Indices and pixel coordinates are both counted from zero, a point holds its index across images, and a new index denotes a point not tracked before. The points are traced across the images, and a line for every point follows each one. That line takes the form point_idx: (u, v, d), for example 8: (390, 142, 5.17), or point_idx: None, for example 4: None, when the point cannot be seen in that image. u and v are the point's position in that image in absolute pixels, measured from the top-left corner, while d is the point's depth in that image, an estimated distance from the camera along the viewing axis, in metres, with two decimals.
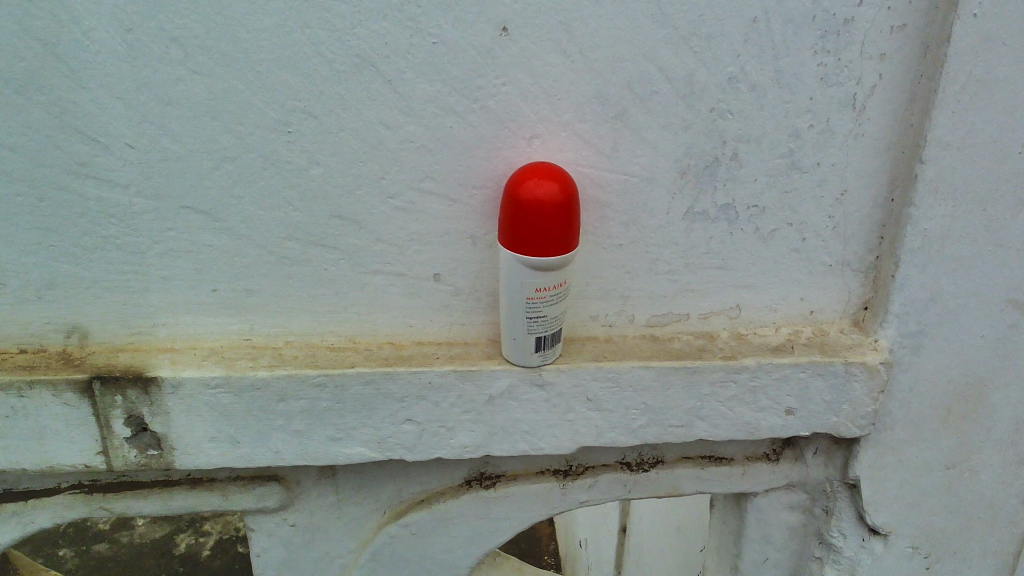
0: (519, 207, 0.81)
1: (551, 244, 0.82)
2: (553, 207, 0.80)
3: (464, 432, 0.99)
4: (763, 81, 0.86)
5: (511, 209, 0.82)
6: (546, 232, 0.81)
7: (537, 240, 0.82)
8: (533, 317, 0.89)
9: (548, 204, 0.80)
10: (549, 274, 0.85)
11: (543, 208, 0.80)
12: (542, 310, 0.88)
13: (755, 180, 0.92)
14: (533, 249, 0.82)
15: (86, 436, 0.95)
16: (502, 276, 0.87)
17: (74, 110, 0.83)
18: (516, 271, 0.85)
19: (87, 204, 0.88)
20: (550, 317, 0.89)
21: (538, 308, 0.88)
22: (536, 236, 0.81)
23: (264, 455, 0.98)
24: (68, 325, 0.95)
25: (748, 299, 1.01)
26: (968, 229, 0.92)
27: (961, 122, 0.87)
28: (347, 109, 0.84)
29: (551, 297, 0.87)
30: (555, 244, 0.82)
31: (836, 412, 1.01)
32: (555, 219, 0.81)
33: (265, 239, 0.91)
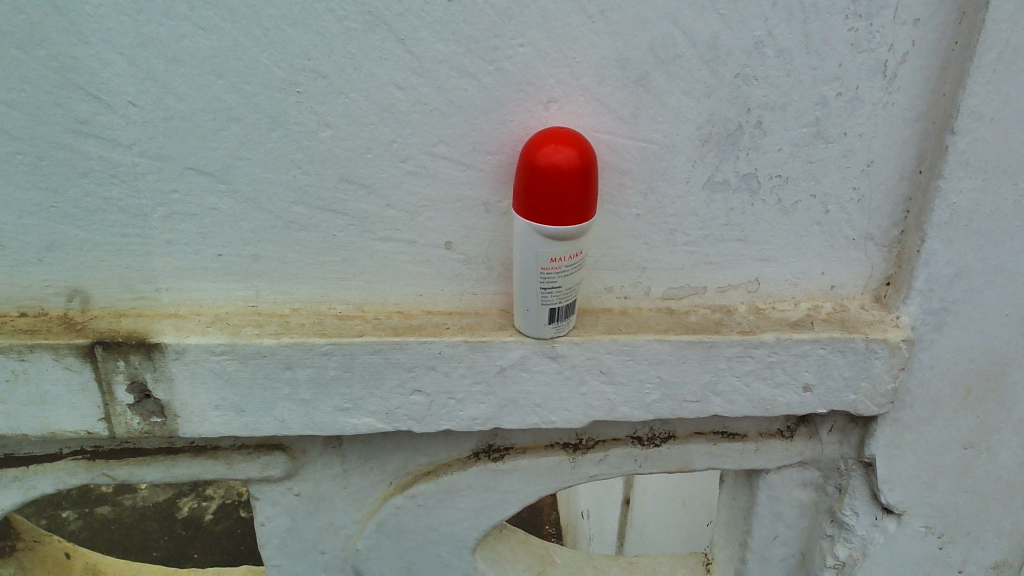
0: (534, 172, 0.78)
1: (567, 212, 0.79)
2: (571, 173, 0.77)
3: (474, 404, 0.97)
4: (791, 46, 0.83)
5: (526, 174, 0.79)
6: (563, 200, 0.78)
7: (553, 208, 0.79)
8: (547, 288, 0.86)
9: (565, 171, 0.77)
10: (565, 243, 0.82)
11: (559, 174, 0.77)
12: (557, 281, 0.85)
13: (779, 150, 0.89)
14: (548, 218, 0.79)
15: (89, 402, 0.93)
16: (517, 244, 0.84)
17: (75, 66, 0.80)
18: (531, 240, 0.82)
19: (89, 163, 0.85)
20: (564, 289, 0.87)
21: (553, 278, 0.85)
22: (552, 204, 0.79)
23: (270, 424, 0.97)
24: (70, 289, 0.93)
25: (768, 273, 0.98)
26: (997, 204, 0.89)
27: (996, 92, 0.84)
28: (359, 69, 0.81)
29: (566, 267, 0.84)
30: (571, 213, 0.79)
31: (855, 390, 0.98)
32: (572, 187, 0.78)
33: (272, 202, 0.89)
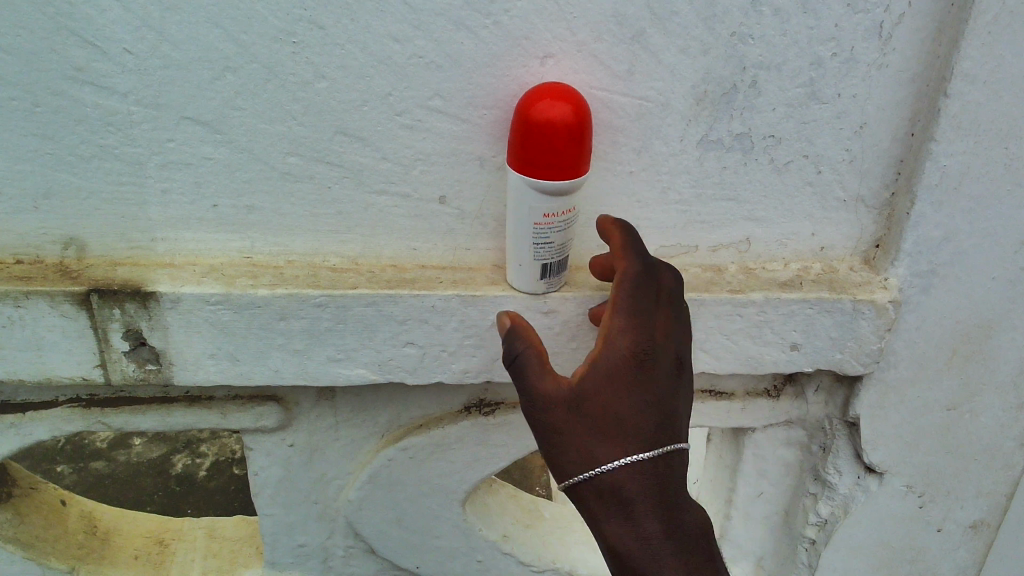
0: (529, 127, 0.78)
1: (561, 168, 0.79)
2: (565, 130, 0.77)
3: (466, 357, 0.98)
4: (788, 6, 0.83)
5: (522, 128, 0.79)
6: (557, 156, 0.78)
7: (547, 163, 0.79)
8: (540, 244, 0.87)
9: (560, 127, 0.77)
10: (560, 199, 0.82)
11: (553, 130, 0.77)
12: (550, 237, 0.86)
13: (773, 110, 0.89)
14: (542, 172, 0.80)
15: (84, 349, 0.94)
16: (511, 199, 0.85)
17: (70, 12, 0.80)
18: (524, 195, 0.83)
19: (85, 111, 0.85)
20: (558, 245, 0.88)
21: (546, 234, 0.86)
22: (545, 158, 0.79)
23: (264, 374, 0.98)
24: (65, 237, 0.94)
25: (759, 233, 0.99)
26: (987, 168, 0.90)
27: (990, 55, 0.84)
28: (355, 21, 0.81)
29: (558, 223, 0.85)
30: (566, 169, 0.79)
31: (841, 349, 1.00)
32: (566, 143, 0.78)
33: (267, 153, 0.89)
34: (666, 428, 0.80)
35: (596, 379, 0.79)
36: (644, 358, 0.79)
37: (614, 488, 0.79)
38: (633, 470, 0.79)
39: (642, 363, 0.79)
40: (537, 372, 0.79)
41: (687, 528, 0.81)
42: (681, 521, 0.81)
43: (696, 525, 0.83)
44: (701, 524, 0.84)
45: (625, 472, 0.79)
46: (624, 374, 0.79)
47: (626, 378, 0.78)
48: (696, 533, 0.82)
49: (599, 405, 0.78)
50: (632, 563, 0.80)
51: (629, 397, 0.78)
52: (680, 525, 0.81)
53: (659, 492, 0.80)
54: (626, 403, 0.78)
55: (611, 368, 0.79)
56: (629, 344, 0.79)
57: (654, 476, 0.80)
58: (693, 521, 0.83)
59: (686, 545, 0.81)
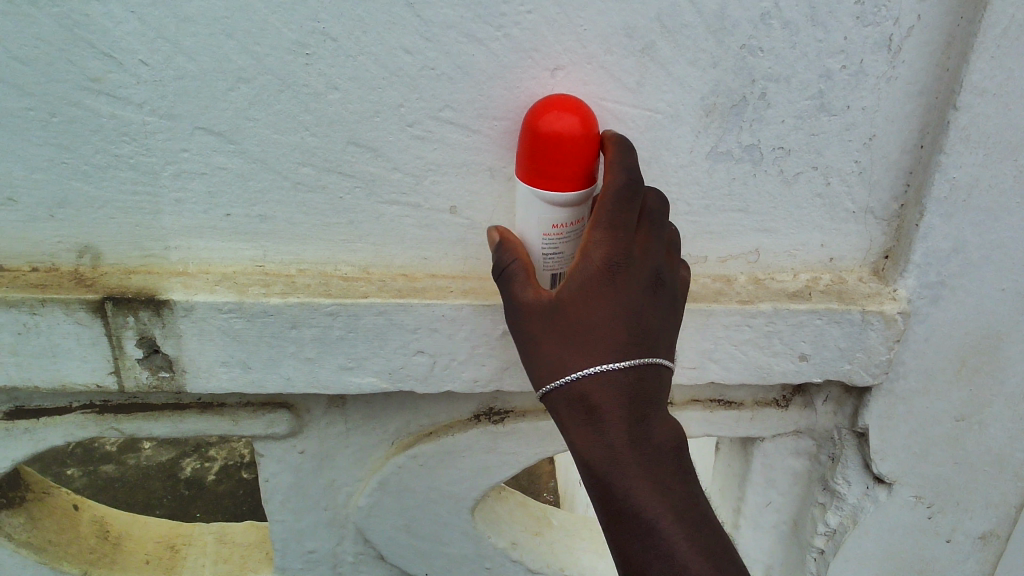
0: (537, 138, 0.79)
1: (568, 178, 0.80)
2: (573, 141, 0.78)
3: (475, 366, 0.99)
4: (797, 18, 0.83)
5: (530, 139, 0.80)
6: (564, 166, 0.79)
7: (554, 173, 0.80)
8: (548, 254, 0.87)
9: (568, 138, 0.78)
10: (568, 209, 0.83)
11: (561, 141, 0.78)
12: (559, 246, 0.86)
13: (782, 122, 0.90)
14: (550, 183, 0.80)
15: (98, 356, 0.95)
16: (521, 209, 0.85)
17: (87, 24, 0.81)
18: (533, 205, 0.83)
19: (101, 121, 0.86)
20: (566, 256, 0.87)
21: (554, 244, 0.86)
22: (554, 168, 0.80)
23: (275, 381, 0.99)
24: (81, 245, 0.95)
25: (768, 244, 0.99)
26: (996, 180, 0.90)
27: (999, 68, 0.84)
28: (367, 33, 0.82)
29: (568, 233, 0.85)
30: (572, 179, 0.80)
31: (850, 360, 1.00)
32: (573, 154, 0.79)
33: (280, 164, 0.90)
34: (641, 341, 0.78)
35: (571, 288, 0.77)
36: (619, 270, 0.77)
37: (583, 397, 0.78)
38: (602, 382, 0.77)
39: (616, 274, 0.77)
40: (520, 282, 0.80)
41: (659, 442, 0.79)
42: (651, 435, 0.78)
43: (670, 440, 0.80)
44: (675, 442, 0.80)
45: (596, 383, 0.77)
46: (598, 283, 0.77)
47: (599, 289, 0.77)
48: (669, 449, 0.79)
49: (571, 315, 0.77)
50: (601, 475, 0.78)
51: (603, 307, 0.76)
52: (650, 438, 0.78)
53: (628, 406, 0.77)
54: (599, 314, 0.76)
55: (585, 277, 0.77)
56: (604, 254, 0.76)
57: (625, 390, 0.77)
58: (667, 436, 0.79)
59: (656, 463, 0.78)
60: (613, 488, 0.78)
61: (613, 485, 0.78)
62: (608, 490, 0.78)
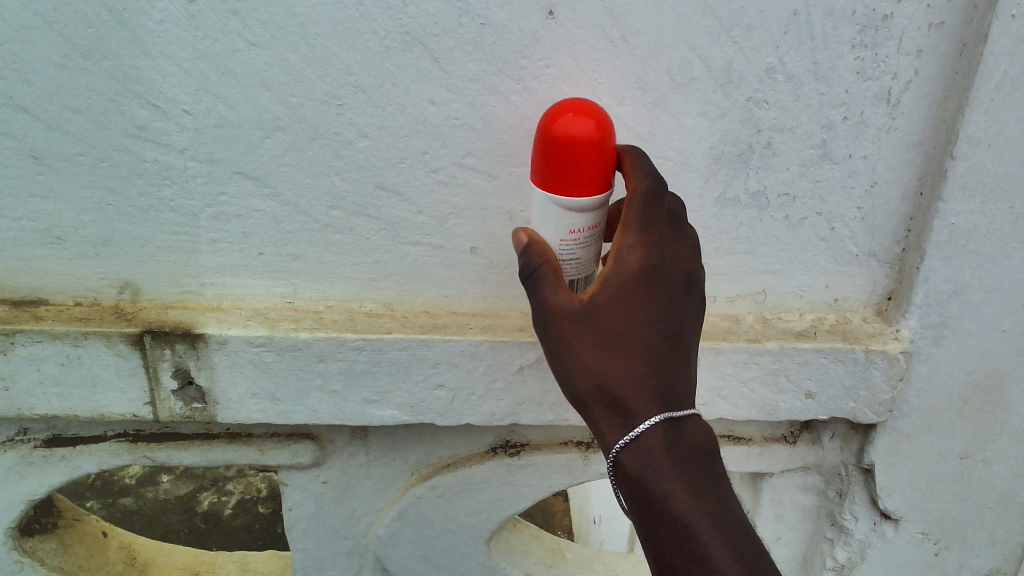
0: (550, 143, 0.75)
1: (582, 184, 0.76)
2: (588, 146, 0.74)
3: (493, 400, 1.03)
4: (800, 73, 0.89)
5: (542, 144, 0.76)
6: (578, 172, 0.75)
7: (568, 179, 0.76)
8: (567, 259, 0.83)
9: (583, 143, 0.74)
10: (585, 215, 0.79)
11: (575, 147, 0.74)
12: (576, 252, 0.83)
13: (787, 169, 0.95)
14: (566, 190, 0.76)
15: (136, 387, 1.00)
16: (534, 215, 0.81)
17: (137, 76, 0.87)
18: (550, 213, 0.79)
19: (145, 165, 0.92)
20: (583, 262, 0.84)
21: (572, 250, 0.82)
22: (569, 175, 0.75)
23: (302, 413, 1.03)
24: (122, 281, 1.01)
25: (774, 285, 1.03)
26: (993, 226, 0.94)
27: (993, 120, 0.88)
28: (396, 85, 0.88)
29: (585, 238, 0.82)
30: (590, 185, 0.76)
31: (855, 398, 1.03)
32: (590, 160, 0.75)
33: (311, 207, 0.95)
34: (673, 345, 0.79)
35: (606, 294, 0.77)
36: (653, 273, 0.77)
37: (620, 404, 0.77)
38: (639, 387, 0.77)
39: (651, 277, 0.77)
40: (552, 286, 0.78)
41: (695, 448, 0.79)
42: (687, 439, 0.78)
43: (704, 447, 0.80)
44: (709, 449, 0.80)
45: (632, 388, 0.77)
46: (633, 286, 0.76)
47: (634, 293, 0.76)
48: (704, 455, 0.80)
49: (607, 319, 0.77)
50: (640, 484, 0.78)
51: (639, 311, 0.77)
52: (686, 442, 0.78)
53: (665, 410, 0.77)
54: (635, 316, 0.76)
55: (619, 281, 0.77)
56: (639, 257, 0.76)
57: (661, 395, 0.77)
58: (702, 441, 0.80)
59: (693, 470, 0.78)
60: (653, 495, 0.77)
61: (653, 492, 0.78)
62: (647, 498, 0.78)
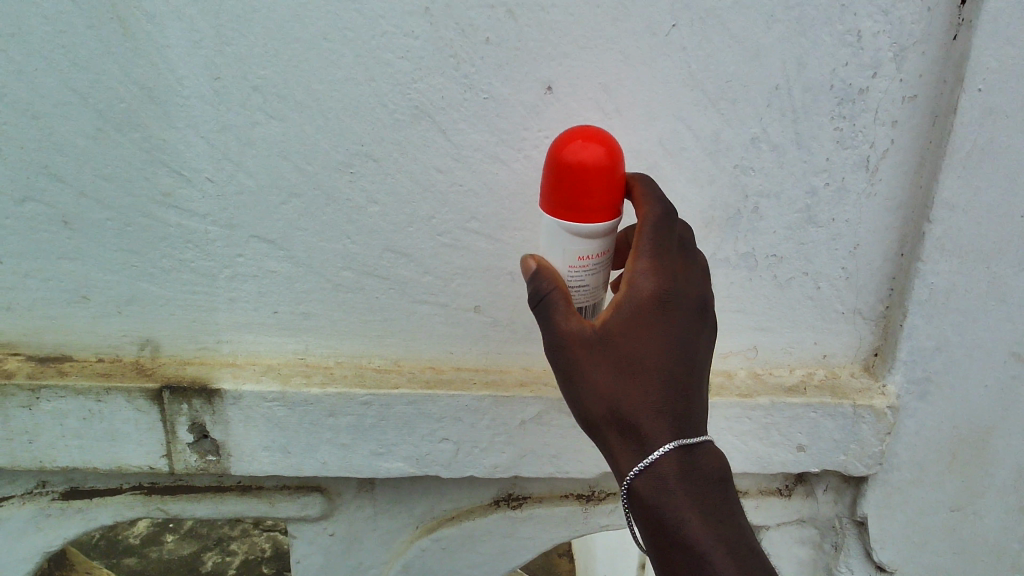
0: (560, 170, 0.74)
1: (593, 210, 0.75)
2: (598, 171, 0.73)
3: (496, 453, 1.07)
4: (784, 142, 0.95)
5: (552, 172, 0.75)
6: (588, 196, 0.74)
7: (579, 205, 0.75)
8: (575, 286, 0.81)
9: (592, 168, 0.73)
10: (595, 240, 0.78)
11: (585, 172, 0.73)
12: (585, 280, 0.81)
13: (773, 232, 1.00)
14: (576, 216, 0.75)
15: (153, 440, 1.05)
16: (543, 242, 0.80)
17: (164, 147, 0.94)
18: (558, 240, 0.78)
19: (169, 229, 0.98)
20: (592, 288, 0.82)
21: (581, 277, 0.80)
22: (579, 201, 0.74)
23: (312, 465, 1.07)
24: (143, 338, 1.06)
25: (764, 341, 1.08)
26: (971, 285, 0.99)
27: (966, 186, 0.94)
28: (405, 155, 0.94)
29: (593, 266, 0.80)
30: (599, 211, 0.75)
31: (845, 451, 1.07)
32: (599, 186, 0.74)
33: (324, 268, 1.01)
34: (686, 369, 0.77)
35: (618, 319, 0.76)
36: (666, 297, 0.76)
37: (634, 429, 0.76)
38: (653, 412, 0.76)
39: (664, 302, 0.76)
40: (562, 313, 0.77)
41: (709, 474, 0.77)
42: (701, 465, 0.77)
43: (717, 472, 0.79)
44: (722, 474, 0.79)
45: (646, 414, 0.76)
46: (645, 311, 0.76)
47: (647, 318, 0.76)
48: (717, 481, 0.78)
49: (620, 344, 0.76)
50: (654, 512, 0.77)
51: (651, 336, 0.76)
52: (701, 469, 0.77)
53: (679, 435, 0.76)
54: (649, 341, 0.76)
55: (632, 306, 0.76)
56: (652, 282, 0.76)
57: (675, 419, 0.76)
58: (715, 467, 0.78)
59: (707, 496, 0.77)
60: (667, 523, 0.76)
61: (667, 519, 0.76)
62: (661, 524, 0.77)
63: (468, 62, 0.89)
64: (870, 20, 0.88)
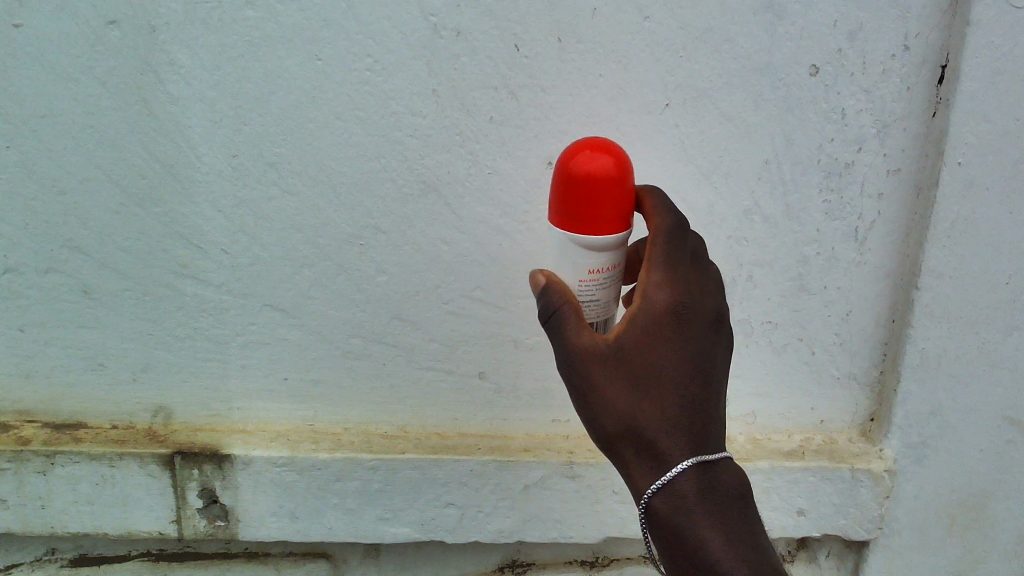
0: (567, 180, 0.71)
1: (602, 221, 0.72)
2: (607, 181, 0.71)
3: (500, 518, 1.08)
4: (775, 214, 0.99)
5: (559, 182, 0.72)
6: (598, 207, 0.71)
7: (587, 215, 0.72)
8: (586, 302, 0.77)
9: (601, 178, 0.71)
10: (605, 253, 0.75)
11: (594, 181, 0.71)
12: (597, 295, 0.77)
13: (768, 299, 1.04)
14: (585, 228, 0.72)
15: (163, 505, 1.07)
16: (552, 258, 0.77)
17: (183, 220, 0.98)
18: (567, 252, 0.74)
19: (184, 298, 1.02)
20: (603, 303, 0.78)
21: (591, 291, 0.77)
22: (589, 212, 0.72)
23: (319, 531, 1.09)
24: (156, 405, 1.09)
25: (763, 407, 1.10)
26: (962, 351, 1.02)
27: (952, 255, 0.97)
28: (413, 227, 0.98)
29: (605, 280, 0.77)
30: (609, 222, 0.72)
31: (845, 515, 1.08)
32: (608, 196, 0.71)
33: (333, 336, 1.04)
34: (704, 383, 0.75)
35: (633, 332, 0.74)
36: (681, 310, 0.74)
37: (651, 445, 0.73)
38: (670, 427, 0.73)
39: (680, 314, 0.74)
40: (574, 327, 0.74)
41: (729, 492, 0.75)
42: (721, 482, 0.74)
43: (736, 490, 0.76)
44: (742, 491, 0.77)
45: (663, 430, 0.73)
46: (660, 324, 0.74)
47: (662, 330, 0.73)
48: (737, 498, 0.76)
49: (635, 357, 0.73)
50: (673, 531, 0.74)
51: (667, 350, 0.73)
52: (720, 486, 0.74)
53: (698, 451, 0.74)
54: (665, 354, 0.73)
55: (648, 319, 0.74)
56: (666, 294, 0.74)
57: (692, 435, 0.74)
58: (735, 484, 0.76)
59: (727, 513, 0.75)
60: (687, 542, 0.74)
61: (686, 538, 0.74)
62: (680, 544, 0.74)
63: (473, 139, 0.94)
64: (852, 98, 0.93)
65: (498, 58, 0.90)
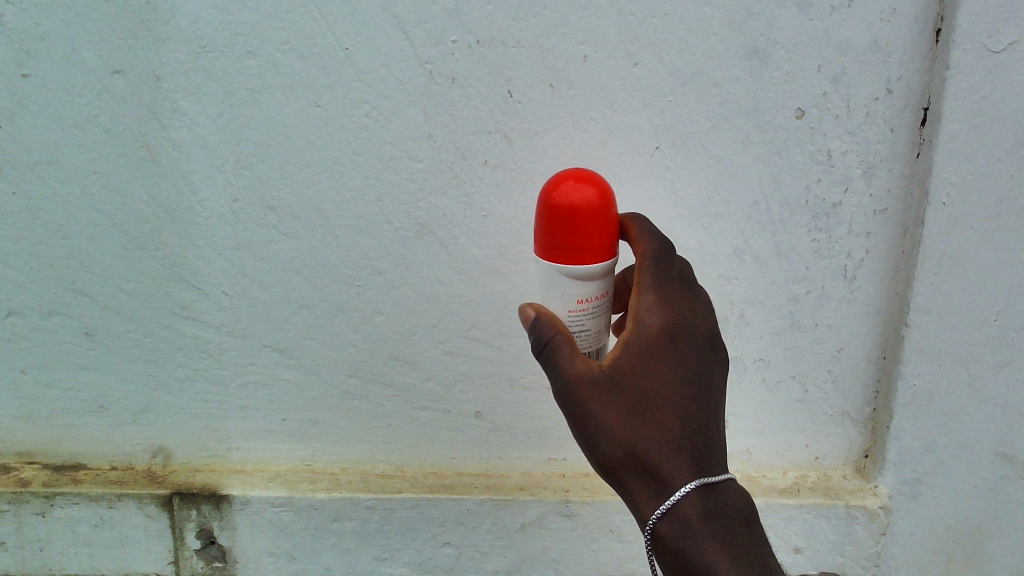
0: (553, 212, 0.73)
1: (587, 252, 0.73)
2: (591, 212, 0.72)
3: (497, 557, 1.09)
4: (765, 253, 1.01)
5: (545, 215, 0.74)
6: (581, 238, 0.73)
7: (572, 246, 0.73)
8: (578, 332, 0.79)
9: (585, 210, 0.72)
10: (594, 282, 0.76)
11: (578, 213, 0.72)
12: (586, 324, 0.78)
13: (760, 337, 1.05)
14: (570, 258, 0.74)
15: (160, 546, 1.09)
16: (540, 289, 0.78)
17: (183, 263, 1.00)
18: (555, 285, 0.76)
19: (185, 339, 1.04)
20: (595, 333, 0.80)
21: (582, 322, 0.78)
22: (574, 243, 0.73)
23: (317, 571, 1.10)
24: (155, 446, 1.10)
25: (757, 444, 1.11)
26: (953, 387, 1.03)
27: (940, 293, 0.99)
28: (410, 268, 1.00)
29: (594, 309, 0.78)
30: (594, 253, 0.74)
31: (842, 552, 1.10)
32: (593, 227, 0.73)
33: (331, 375, 1.06)
34: (701, 404, 0.76)
35: (628, 357, 0.74)
36: (675, 332, 0.75)
37: (653, 469, 0.74)
38: (671, 450, 0.74)
39: (673, 336, 0.75)
40: (567, 356, 0.74)
41: (733, 514, 0.75)
42: (724, 504, 0.75)
43: (741, 513, 0.76)
44: (746, 513, 0.77)
45: (665, 454, 0.74)
46: (654, 347, 0.74)
47: (658, 353, 0.74)
48: (742, 520, 0.76)
49: (632, 382, 0.74)
50: (680, 556, 0.74)
51: (662, 372, 0.74)
52: (724, 508, 0.75)
53: (699, 474, 0.74)
54: (661, 377, 0.74)
55: (642, 343, 0.74)
56: (658, 318, 0.75)
57: (693, 456, 0.74)
58: (738, 507, 0.76)
59: (732, 537, 0.75)
60: (695, 568, 0.73)
61: (694, 564, 0.73)
62: (688, 570, 0.74)
63: (468, 182, 0.96)
64: (838, 140, 0.95)
65: (492, 103, 0.93)
